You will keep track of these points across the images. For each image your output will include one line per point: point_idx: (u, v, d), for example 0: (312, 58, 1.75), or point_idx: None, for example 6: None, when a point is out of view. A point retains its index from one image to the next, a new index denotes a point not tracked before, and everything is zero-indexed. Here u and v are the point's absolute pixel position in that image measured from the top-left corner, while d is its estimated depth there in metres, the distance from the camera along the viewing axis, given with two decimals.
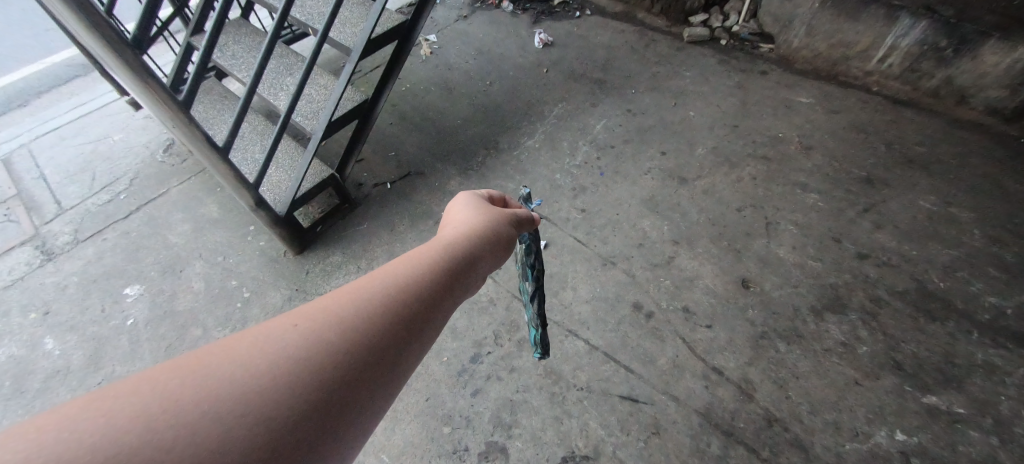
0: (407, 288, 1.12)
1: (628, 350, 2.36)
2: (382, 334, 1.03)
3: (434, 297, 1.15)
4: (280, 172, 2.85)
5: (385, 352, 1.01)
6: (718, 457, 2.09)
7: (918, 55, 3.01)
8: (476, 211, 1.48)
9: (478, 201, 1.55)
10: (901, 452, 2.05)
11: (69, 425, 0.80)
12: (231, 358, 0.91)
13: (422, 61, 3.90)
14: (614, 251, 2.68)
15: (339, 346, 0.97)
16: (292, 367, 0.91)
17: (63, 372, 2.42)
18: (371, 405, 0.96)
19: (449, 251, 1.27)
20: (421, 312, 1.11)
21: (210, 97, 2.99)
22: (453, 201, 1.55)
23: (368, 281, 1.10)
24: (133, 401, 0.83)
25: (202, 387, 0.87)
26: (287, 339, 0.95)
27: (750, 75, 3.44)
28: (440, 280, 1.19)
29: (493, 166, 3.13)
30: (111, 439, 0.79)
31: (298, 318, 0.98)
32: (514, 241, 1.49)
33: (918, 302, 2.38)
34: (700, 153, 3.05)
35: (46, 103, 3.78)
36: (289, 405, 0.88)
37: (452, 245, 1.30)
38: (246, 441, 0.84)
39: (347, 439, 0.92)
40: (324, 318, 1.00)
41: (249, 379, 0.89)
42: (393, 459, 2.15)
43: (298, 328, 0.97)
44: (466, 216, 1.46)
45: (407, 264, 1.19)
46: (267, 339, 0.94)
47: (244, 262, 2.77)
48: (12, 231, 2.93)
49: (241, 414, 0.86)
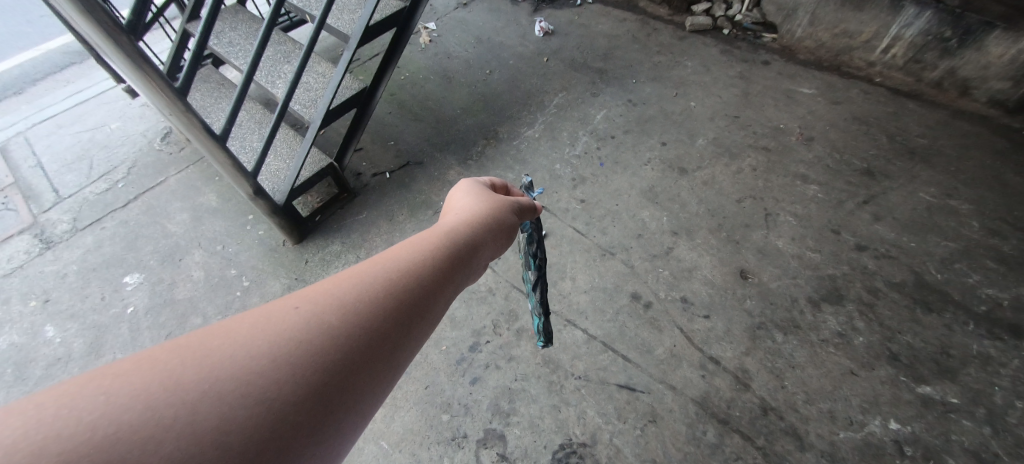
0: (408, 272, 1.12)
1: (626, 339, 2.38)
2: (382, 319, 1.03)
3: (434, 282, 1.15)
4: (278, 160, 2.84)
5: (385, 337, 1.01)
6: (714, 445, 2.11)
7: (922, 46, 2.98)
8: (477, 199, 1.48)
9: (480, 187, 1.55)
10: (895, 441, 2.08)
11: (70, 404, 0.81)
12: (231, 340, 0.91)
13: (421, 49, 3.86)
14: (613, 242, 2.68)
15: (339, 329, 0.97)
16: (291, 350, 0.92)
17: (64, 360, 2.44)
18: (372, 388, 0.97)
19: (450, 237, 1.27)
20: (422, 297, 1.11)
21: (207, 85, 2.96)
22: (454, 188, 1.55)
23: (369, 266, 1.10)
24: (133, 381, 0.84)
25: (203, 367, 0.87)
26: (288, 322, 0.95)
27: (752, 65, 3.41)
28: (441, 265, 1.19)
29: (492, 155, 3.12)
30: (113, 418, 0.80)
31: (299, 301, 0.99)
32: (515, 229, 1.48)
33: (915, 294, 2.39)
34: (701, 143, 3.03)
35: (43, 91, 3.75)
36: (289, 387, 0.89)
37: (455, 230, 1.30)
38: (245, 423, 0.85)
39: (346, 422, 0.92)
40: (324, 301, 1.00)
41: (249, 361, 0.89)
42: (392, 446, 2.17)
43: (300, 311, 0.97)
44: (467, 203, 1.46)
45: (408, 249, 1.19)
46: (268, 321, 0.95)
47: (244, 251, 2.78)
48: (10, 219, 2.92)
49: (242, 395, 0.86)
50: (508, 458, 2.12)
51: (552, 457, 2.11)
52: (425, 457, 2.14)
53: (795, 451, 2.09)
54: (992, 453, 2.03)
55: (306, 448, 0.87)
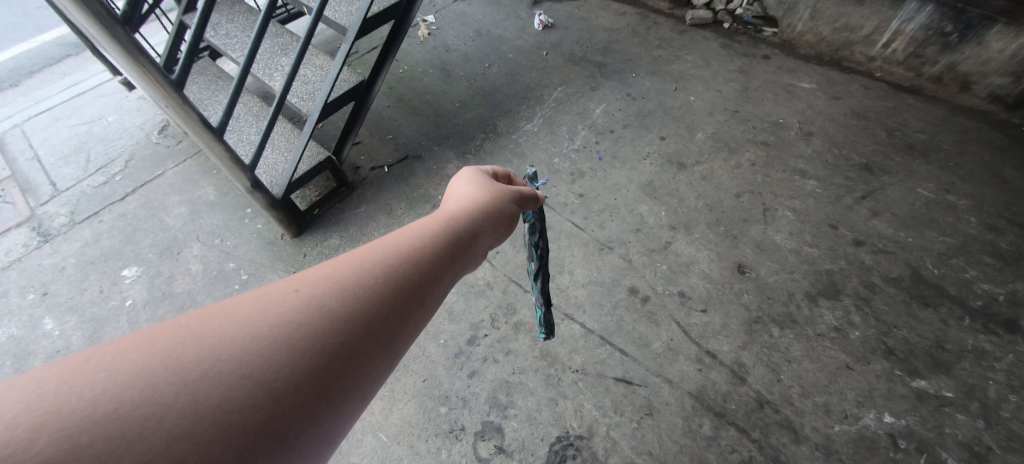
0: (409, 258, 1.12)
1: (623, 333, 2.39)
2: (384, 302, 1.02)
3: (434, 268, 1.15)
4: (276, 154, 2.83)
5: (386, 320, 1.01)
6: (709, 437, 2.13)
7: (922, 40, 2.96)
8: (477, 187, 1.48)
9: (481, 176, 1.55)
10: (889, 434, 2.10)
11: (69, 379, 0.79)
12: (232, 318, 0.90)
13: (420, 42, 3.84)
14: (611, 236, 2.68)
15: (341, 311, 0.97)
16: (293, 331, 0.91)
17: (63, 353, 2.44)
18: (372, 372, 0.97)
19: (450, 224, 1.27)
20: (422, 282, 1.11)
21: (204, 77, 2.95)
22: (454, 177, 1.54)
23: (370, 250, 1.09)
24: (133, 358, 0.82)
25: (203, 346, 0.86)
26: (290, 303, 0.95)
27: (752, 59, 3.40)
28: (442, 251, 1.19)
29: (491, 149, 3.11)
30: (111, 394, 0.79)
31: (301, 282, 0.98)
32: (514, 219, 1.49)
33: (911, 289, 2.40)
34: (700, 138, 3.03)
35: (39, 83, 3.72)
36: (289, 368, 0.88)
37: (456, 218, 1.30)
38: (245, 402, 0.84)
39: (346, 404, 0.92)
40: (327, 283, 1.00)
41: (251, 340, 0.88)
42: (390, 438, 2.19)
43: (301, 293, 0.97)
44: (468, 190, 1.46)
45: (409, 234, 1.18)
46: (270, 301, 0.94)
47: (242, 244, 2.78)
48: (8, 212, 2.92)
49: (242, 375, 0.85)
50: (506, 450, 2.14)
51: (550, 449, 2.13)
52: (423, 449, 2.16)
53: (789, 443, 2.10)
54: (985, 446, 2.05)
55: (307, 430, 0.87)
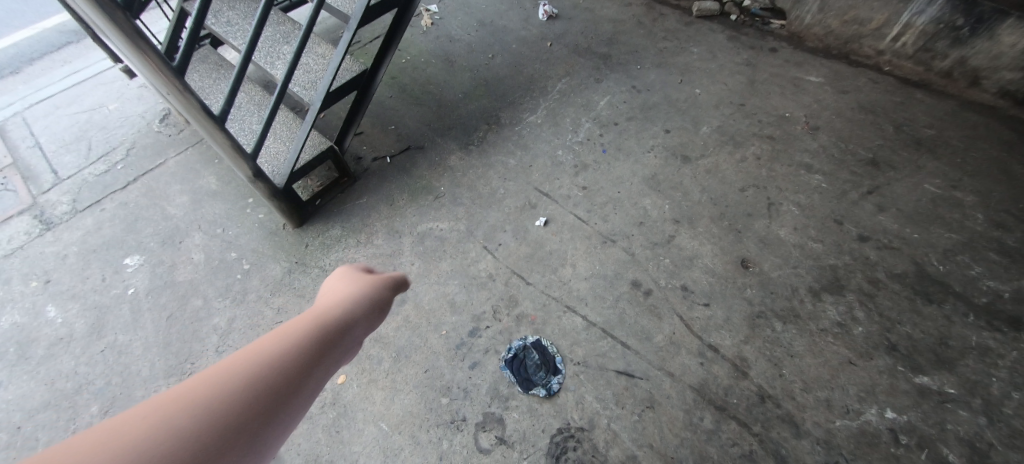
0: (264, 371, 1.12)
1: (625, 326, 2.38)
2: (227, 426, 1.02)
3: (293, 379, 1.14)
4: (278, 143, 2.81)
5: (231, 443, 1.01)
6: (710, 431, 2.13)
7: (933, 34, 2.92)
8: (354, 283, 1.49)
9: (360, 271, 1.56)
10: (890, 429, 2.09)
11: None
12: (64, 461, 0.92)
13: (423, 32, 3.81)
14: (614, 229, 2.67)
15: (176, 444, 0.98)
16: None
17: (66, 340, 2.45)
18: None
19: (317, 327, 1.27)
20: (280, 393, 1.10)
21: (205, 66, 2.93)
22: (334, 274, 1.56)
23: (219, 368, 1.10)
24: None
25: None
26: (126, 438, 0.97)
27: (759, 52, 3.36)
28: (303, 358, 1.18)
29: (494, 141, 3.09)
30: None
31: (136, 415, 1.00)
32: (391, 304, 1.50)
33: (916, 285, 2.38)
34: (705, 131, 3.00)
35: (39, 71, 3.70)
36: None
37: (323, 318, 1.31)
38: None
39: None
40: (165, 412, 1.01)
41: None
42: (392, 428, 2.19)
43: (137, 428, 0.98)
44: (333, 289, 1.49)
45: (268, 342, 1.18)
46: (105, 441, 0.96)
47: (244, 234, 2.77)
48: (10, 200, 2.92)
49: None
50: (507, 441, 2.14)
51: (551, 441, 2.13)
52: (424, 439, 2.16)
53: (790, 438, 2.10)
54: (986, 442, 2.04)
55: None
